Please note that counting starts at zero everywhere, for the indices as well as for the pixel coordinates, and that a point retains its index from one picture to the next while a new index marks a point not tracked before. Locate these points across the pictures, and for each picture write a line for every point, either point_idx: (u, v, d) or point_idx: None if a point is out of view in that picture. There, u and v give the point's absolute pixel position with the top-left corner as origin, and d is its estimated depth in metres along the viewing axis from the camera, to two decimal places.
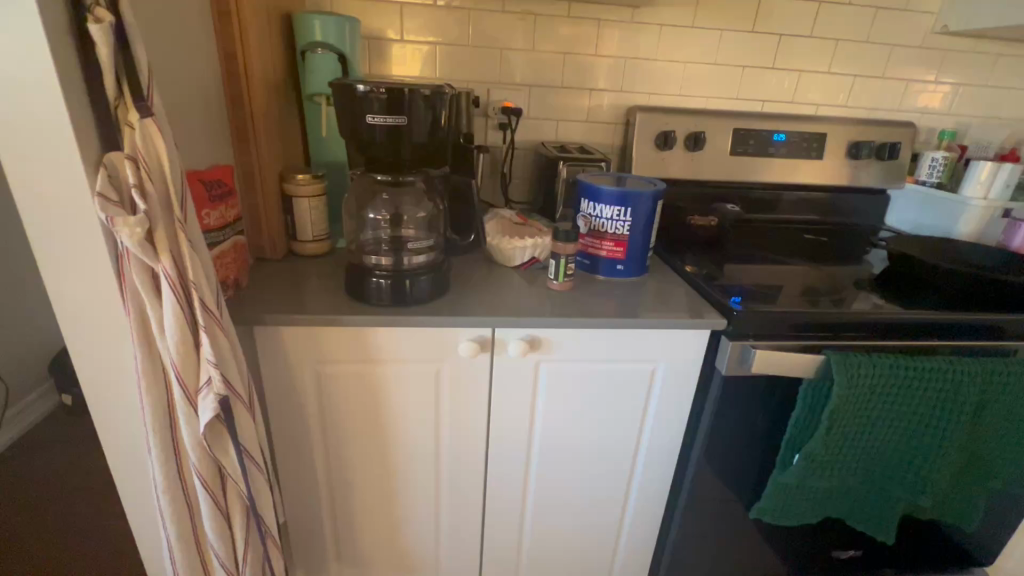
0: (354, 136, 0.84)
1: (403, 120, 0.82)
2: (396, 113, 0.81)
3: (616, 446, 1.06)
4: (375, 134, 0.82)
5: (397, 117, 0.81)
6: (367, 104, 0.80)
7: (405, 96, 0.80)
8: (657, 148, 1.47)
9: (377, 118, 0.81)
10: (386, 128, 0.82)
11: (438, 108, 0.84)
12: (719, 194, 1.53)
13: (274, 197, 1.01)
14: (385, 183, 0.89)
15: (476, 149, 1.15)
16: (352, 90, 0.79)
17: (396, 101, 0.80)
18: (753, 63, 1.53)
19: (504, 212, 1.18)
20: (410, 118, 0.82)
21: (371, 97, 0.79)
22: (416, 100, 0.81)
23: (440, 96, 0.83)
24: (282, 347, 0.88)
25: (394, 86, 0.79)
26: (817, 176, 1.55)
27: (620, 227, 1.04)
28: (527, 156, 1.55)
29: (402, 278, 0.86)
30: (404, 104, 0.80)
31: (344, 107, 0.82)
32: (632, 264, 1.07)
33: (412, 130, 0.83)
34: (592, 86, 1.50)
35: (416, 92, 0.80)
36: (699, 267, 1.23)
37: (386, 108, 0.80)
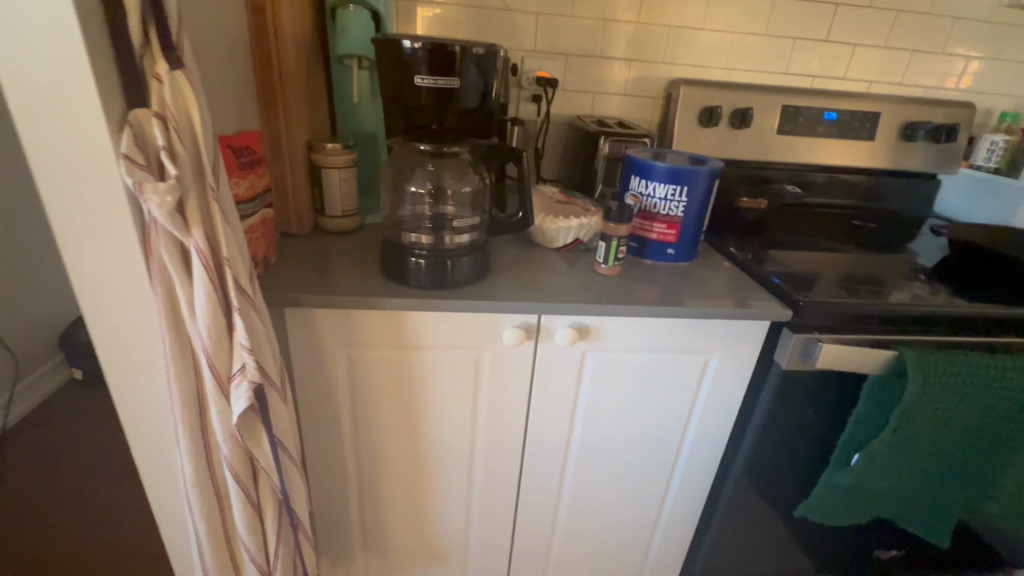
0: (398, 101, 0.76)
1: (455, 83, 0.74)
2: (445, 73, 0.73)
3: (659, 441, 1.01)
4: (423, 99, 0.75)
5: (447, 77, 0.73)
6: (413, 63, 0.72)
7: (457, 53, 0.72)
8: (699, 125, 1.39)
9: (427, 80, 0.73)
10: (434, 92, 0.74)
11: (491, 67, 0.76)
12: (764, 175, 1.44)
13: (302, 168, 0.94)
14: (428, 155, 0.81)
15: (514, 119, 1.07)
16: (398, 47, 0.72)
17: (445, 60, 0.72)
18: (804, 36, 1.43)
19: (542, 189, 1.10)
20: (463, 79, 0.74)
21: (418, 55, 0.71)
22: (469, 58, 0.73)
23: (494, 54, 0.75)
24: (314, 331, 0.82)
25: (444, 42, 0.71)
26: (866, 158, 1.47)
27: (673, 208, 0.96)
28: (561, 130, 1.46)
29: (443, 259, 0.80)
30: (455, 62, 0.72)
31: (388, 68, 0.74)
32: (683, 248, 0.99)
33: (464, 93, 0.75)
34: (633, 56, 1.40)
35: (469, 48, 0.72)
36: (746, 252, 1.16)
37: (436, 69, 0.72)
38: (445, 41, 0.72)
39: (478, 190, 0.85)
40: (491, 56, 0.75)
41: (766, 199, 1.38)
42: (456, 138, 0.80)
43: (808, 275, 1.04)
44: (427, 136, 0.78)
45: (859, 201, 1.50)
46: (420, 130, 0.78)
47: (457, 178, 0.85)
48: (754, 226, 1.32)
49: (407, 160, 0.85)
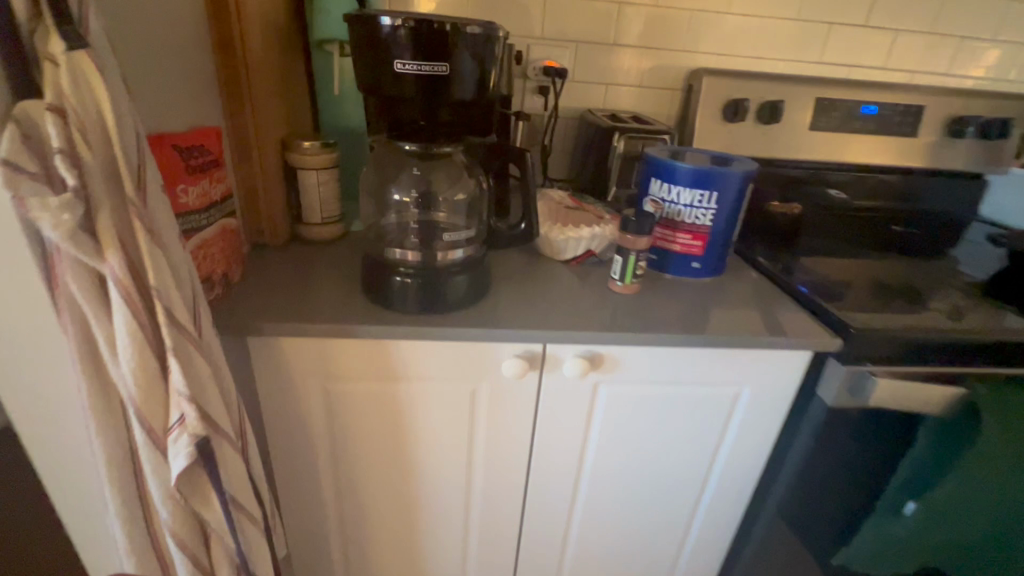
0: (377, 93, 0.64)
1: (445, 69, 0.61)
2: (433, 56, 0.60)
3: (681, 481, 0.89)
4: (406, 89, 0.62)
5: (434, 62, 0.60)
6: (394, 45, 0.59)
7: (448, 32, 0.59)
8: (723, 119, 1.26)
9: (410, 66, 0.60)
10: (419, 81, 0.61)
11: (489, 49, 0.63)
12: (796, 175, 1.31)
13: (275, 170, 0.82)
14: (415, 156, 0.69)
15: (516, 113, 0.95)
16: (375, 25, 0.59)
17: (433, 42, 0.59)
18: (841, 20, 1.29)
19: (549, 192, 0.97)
20: (454, 64, 0.61)
21: (399, 35, 0.59)
22: (462, 39, 0.60)
23: (493, 34, 0.62)
24: (284, 362, 0.70)
25: (430, 19, 0.58)
26: (908, 157, 1.33)
27: (700, 216, 0.83)
28: (570, 125, 1.33)
29: (432, 278, 0.68)
30: (445, 44, 0.60)
31: (364, 50, 0.62)
32: (709, 261, 0.87)
33: (456, 82, 0.62)
34: (650, 44, 1.27)
35: (461, 27, 0.59)
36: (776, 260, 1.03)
37: (422, 52, 0.60)
38: (432, 18, 0.59)
39: (474, 197, 0.73)
40: (489, 36, 0.62)
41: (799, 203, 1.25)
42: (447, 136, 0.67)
43: (836, 284, 0.92)
44: (412, 134, 0.66)
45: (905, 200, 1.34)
46: (403, 126, 0.66)
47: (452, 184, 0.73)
48: (785, 232, 1.19)
49: (391, 161, 0.72)
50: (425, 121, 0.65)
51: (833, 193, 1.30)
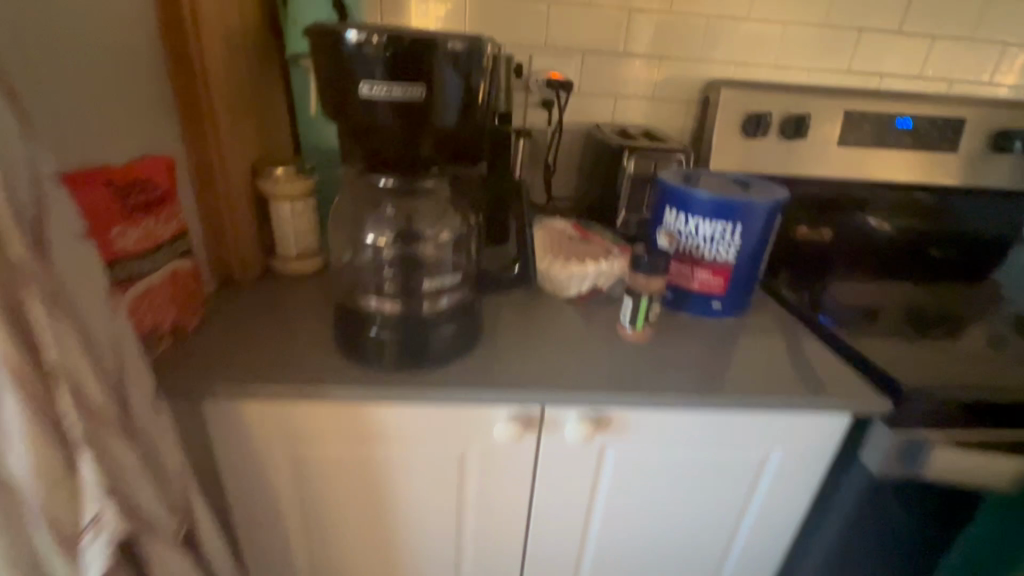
0: (344, 120, 0.55)
1: (420, 92, 0.52)
2: (406, 79, 0.51)
3: (700, 550, 0.78)
4: (375, 116, 0.53)
5: (408, 85, 0.51)
6: (359, 65, 0.50)
7: (423, 50, 0.50)
8: (742, 134, 1.15)
9: (378, 90, 0.51)
10: (391, 107, 0.52)
11: (476, 67, 0.54)
12: (822, 195, 1.20)
13: (244, 200, 0.73)
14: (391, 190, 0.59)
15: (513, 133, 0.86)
16: (337, 42, 0.50)
17: (407, 61, 0.50)
18: (872, 26, 1.18)
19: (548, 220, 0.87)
20: (433, 87, 0.52)
21: (365, 54, 0.50)
22: (441, 57, 0.51)
23: (480, 49, 0.53)
24: (242, 425, 0.61)
25: (402, 34, 0.49)
26: (946, 174, 1.22)
27: (721, 251, 0.73)
28: (575, 141, 1.23)
29: (414, 330, 0.59)
30: (420, 63, 0.51)
31: (326, 71, 0.53)
32: (732, 300, 0.76)
33: (436, 107, 0.53)
34: (661, 53, 1.18)
35: (439, 43, 0.50)
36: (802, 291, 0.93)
37: (392, 73, 0.51)
38: (404, 33, 0.50)
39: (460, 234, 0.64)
40: (474, 52, 0.52)
41: (829, 228, 1.14)
42: (428, 166, 0.59)
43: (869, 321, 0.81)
44: (388, 166, 0.58)
45: (944, 220, 1.22)
46: (376, 158, 0.57)
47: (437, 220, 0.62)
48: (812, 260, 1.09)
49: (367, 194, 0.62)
50: (401, 151, 0.57)
51: (870, 218, 1.19)
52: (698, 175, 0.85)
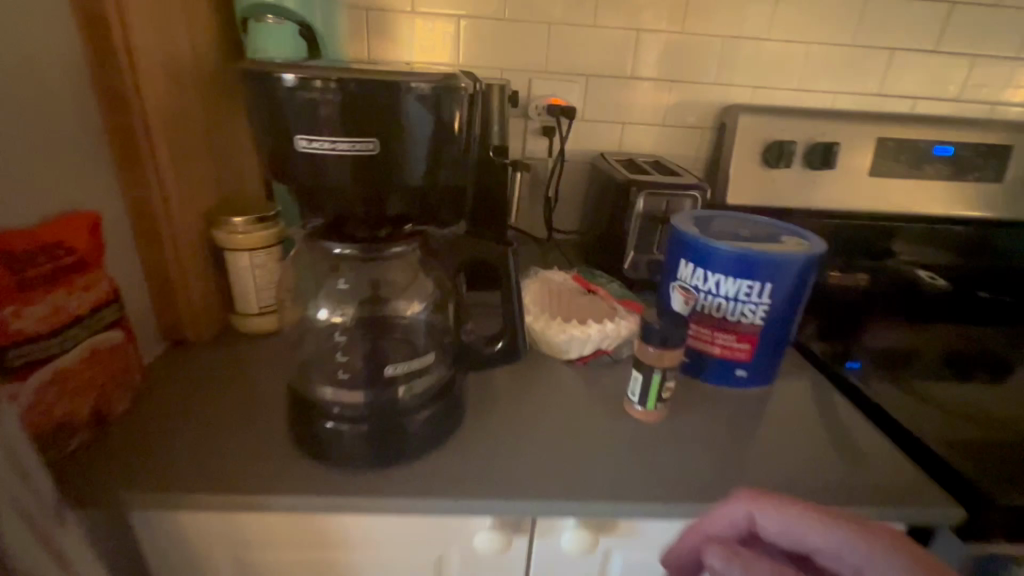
0: (285, 180, 0.45)
1: (376, 146, 0.42)
2: (360, 129, 0.41)
3: None
4: (321, 175, 0.43)
5: (361, 137, 0.42)
6: (300, 116, 0.41)
7: (379, 95, 0.41)
8: (763, 164, 1.05)
9: (324, 145, 0.42)
10: (340, 164, 0.42)
11: (448, 112, 0.44)
12: (854, 231, 1.08)
13: (197, 252, 0.64)
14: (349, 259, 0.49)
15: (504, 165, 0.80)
16: (274, 87, 0.41)
17: (358, 108, 0.41)
18: (905, 46, 1.08)
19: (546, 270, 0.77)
20: (393, 138, 0.42)
21: (307, 102, 0.41)
22: (403, 102, 0.41)
23: (452, 92, 0.43)
24: (174, 535, 0.51)
25: (352, 78, 0.40)
26: (991, 205, 1.10)
27: (749, 313, 0.62)
28: (579, 171, 1.14)
29: (378, 426, 0.49)
30: (377, 110, 0.41)
31: (261, 123, 0.43)
32: (761, 368, 0.65)
33: (398, 162, 0.43)
34: (672, 76, 1.08)
35: (399, 85, 0.41)
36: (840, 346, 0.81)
37: (341, 123, 0.41)
38: (355, 75, 0.40)
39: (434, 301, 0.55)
40: (446, 95, 0.43)
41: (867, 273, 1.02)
42: (391, 231, 0.48)
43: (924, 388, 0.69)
44: (344, 232, 0.47)
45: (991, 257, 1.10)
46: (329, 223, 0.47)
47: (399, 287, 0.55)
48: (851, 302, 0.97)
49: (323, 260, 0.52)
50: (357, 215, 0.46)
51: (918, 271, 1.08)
52: (720, 214, 0.73)
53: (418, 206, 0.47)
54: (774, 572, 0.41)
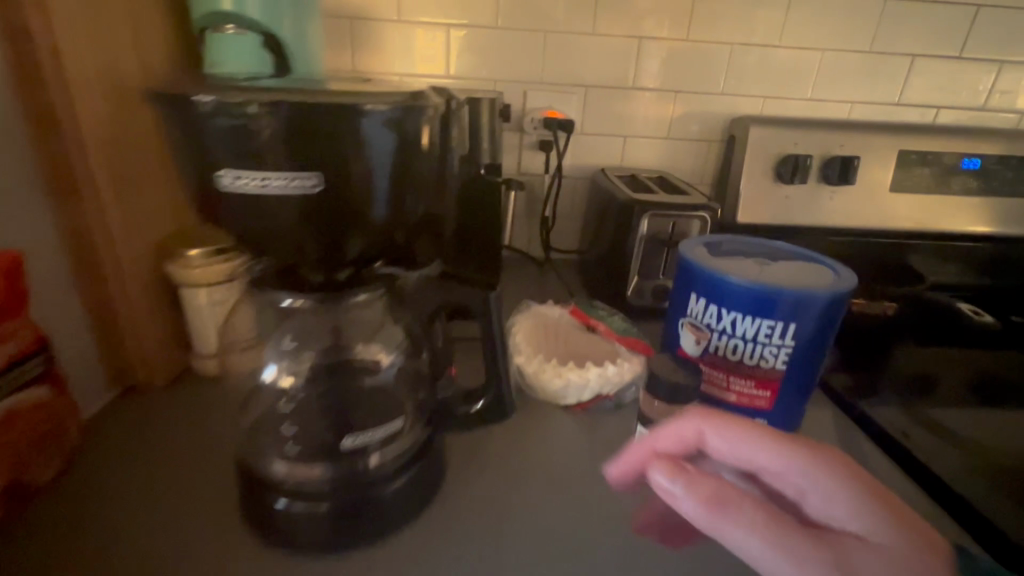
0: (217, 222, 0.37)
1: (323, 182, 0.35)
2: (304, 162, 0.34)
3: None
4: (260, 217, 0.36)
5: (306, 171, 0.34)
6: (230, 147, 0.34)
7: (325, 121, 0.33)
8: (776, 179, 0.98)
9: (260, 183, 0.34)
10: (280, 202, 0.35)
11: (412, 138, 0.37)
12: (874, 251, 1.01)
13: (147, 289, 0.57)
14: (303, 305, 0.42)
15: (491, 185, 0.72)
16: (194, 112, 0.33)
17: (305, 136, 0.34)
18: (927, 52, 1.01)
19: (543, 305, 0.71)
20: (345, 171, 0.35)
21: (237, 131, 0.33)
22: (354, 129, 0.34)
23: (415, 114, 0.36)
24: None
25: (290, 100, 0.33)
26: (1022, 222, 1.02)
27: (770, 357, 0.55)
28: (578, 187, 1.07)
29: (338, 510, 0.41)
30: (323, 139, 0.34)
31: (185, 154, 0.36)
32: (782, 418, 0.58)
33: (353, 199, 0.36)
34: (677, 86, 1.01)
35: (349, 108, 0.33)
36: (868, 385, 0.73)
37: (281, 155, 0.34)
38: (293, 97, 0.33)
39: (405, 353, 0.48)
40: (407, 118, 0.36)
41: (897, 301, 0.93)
42: (351, 270, 0.41)
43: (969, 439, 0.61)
44: (295, 276, 0.40)
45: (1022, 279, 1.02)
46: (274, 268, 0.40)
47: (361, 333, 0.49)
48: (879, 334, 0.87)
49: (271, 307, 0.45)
50: (308, 259, 0.39)
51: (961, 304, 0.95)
52: (734, 238, 0.66)
53: (381, 245, 0.40)
54: (719, 484, 0.36)
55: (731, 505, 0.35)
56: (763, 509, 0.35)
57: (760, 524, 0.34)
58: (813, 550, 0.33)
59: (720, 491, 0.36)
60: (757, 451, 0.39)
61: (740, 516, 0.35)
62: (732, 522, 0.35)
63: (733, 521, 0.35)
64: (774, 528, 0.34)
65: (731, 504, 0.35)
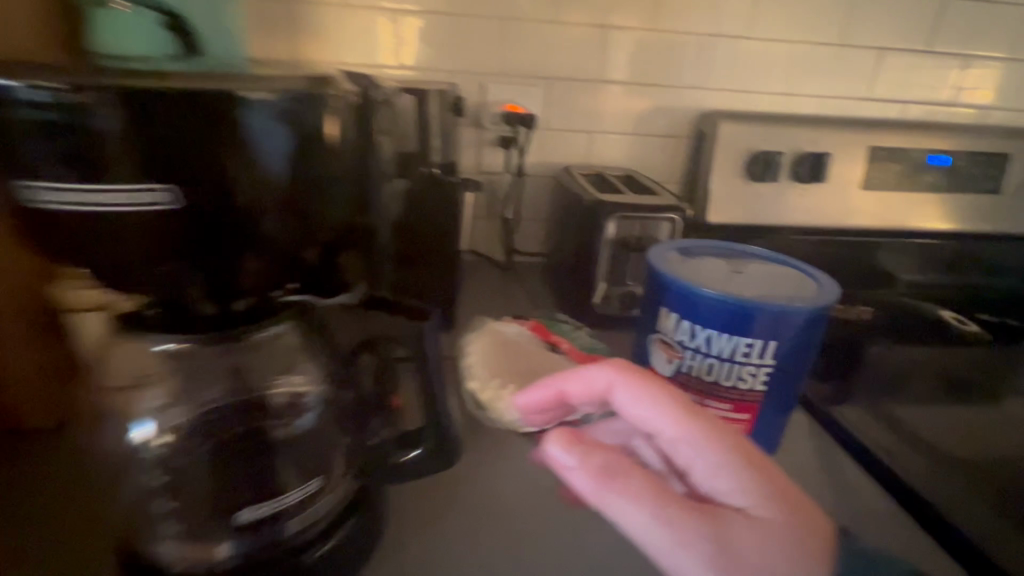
0: (59, 248, 0.31)
1: (177, 199, 0.30)
2: (171, 161, 0.29)
3: None
4: (103, 235, 0.30)
5: (173, 172, 0.29)
6: (58, 156, 0.28)
7: (194, 110, 0.28)
8: (747, 177, 0.94)
9: (88, 196, 0.29)
10: (129, 220, 0.29)
11: (312, 131, 0.32)
12: (847, 251, 0.98)
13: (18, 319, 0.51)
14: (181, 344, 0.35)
15: (436, 178, 0.66)
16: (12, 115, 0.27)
17: (165, 134, 0.28)
18: (895, 46, 0.99)
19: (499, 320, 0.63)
20: (227, 170, 0.30)
21: (65, 125, 0.27)
22: (233, 118, 0.29)
23: (314, 101, 0.31)
24: None
25: (145, 85, 0.28)
26: (990, 220, 1.01)
27: (748, 375, 0.49)
28: (543, 187, 1.00)
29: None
30: (193, 132, 0.29)
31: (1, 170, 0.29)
32: (762, 442, 0.53)
33: (239, 203, 0.31)
34: (644, 79, 0.96)
35: (224, 93, 0.28)
36: (847, 398, 0.70)
37: (127, 159, 0.28)
38: (152, 82, 0.28)
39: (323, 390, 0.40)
40: (303, 106, 0.31)
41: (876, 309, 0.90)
42: (253, 300, 0.35)
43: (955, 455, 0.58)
44: (179, 308, 0.34)
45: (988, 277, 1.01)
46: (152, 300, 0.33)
47: (279, 362, 0.39)
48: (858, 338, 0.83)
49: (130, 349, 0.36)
50: (190, 284, 0.32)
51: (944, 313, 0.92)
52: (710, 245, 0.60)
53: (286, 262, 0.34)
54: (611, 459, 0.33)
55: (620, 477, 0.32)
56: (652, 483, 0.32)
57: (649, 498, 0.31)
58: (700, 525, 0.31)
59: (610, 463, 0.33)
60: (657, 415, 0.35)
61: (627, 490, 0.32)
62: (619, 495, 0.31)
63: (621, 493, 0.32)
64: (664, 503, 0.31)
65: (622, 476, 0.32)
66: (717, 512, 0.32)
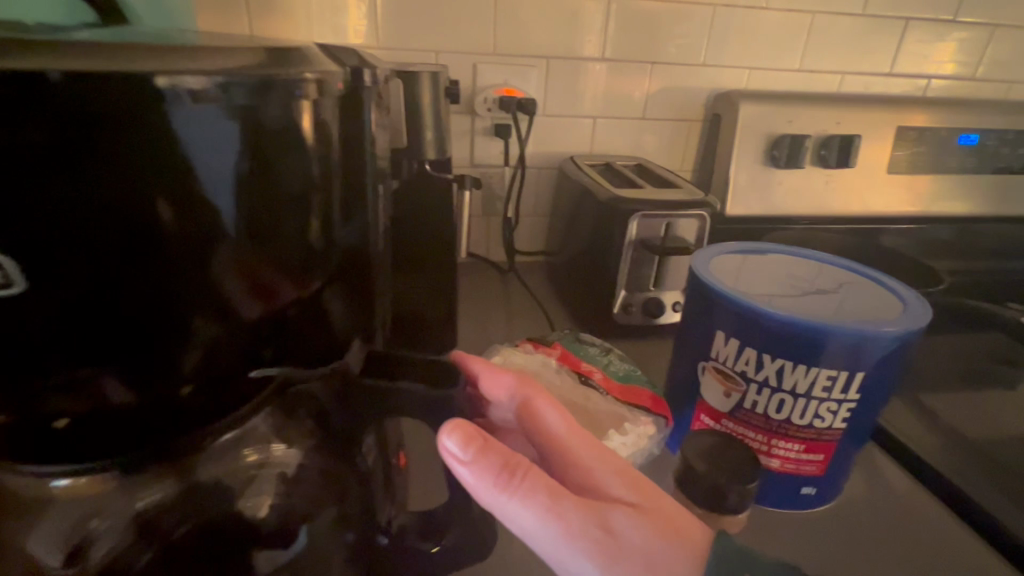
0: None
1: (10, 282, 0.21)
2: (57, 184, 0.21)
3: None
4: None
5: (58, 203, 0.21)
6: None
7: (77, 112, 0.20)
8: (768, 163, 0.86)
9: None
10: None
11: (278, 130, 0.24)
12: (873, 239, 0.91)
13: None
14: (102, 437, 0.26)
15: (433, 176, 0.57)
16: None
17: (49, 142, 0.20)
18: (922, 15, 0.91)
19: (515, 348, 0.54)
20: (150, 192, 0.22)
21: None
22: (154, 113, 0.21)
23: (279, 90, 0.23)
24: None
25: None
26: (1019, 201, 0.95)
27: (827, 410, 0.41)
28: (545, 179, 0.90)
29: None
30: (86, 142, 0.20)
31: None
32: (835, 481, 0.45)
33: (172, 234, 0.23)
34: (654, 56, 0.86)
35: (137, 76, 0.20)
36: (926, 397, 0.60)
37: None
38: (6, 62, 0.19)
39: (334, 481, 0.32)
40: (263, 97, 0.23)
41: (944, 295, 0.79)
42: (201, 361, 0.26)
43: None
44: (81, 390, 0.24)
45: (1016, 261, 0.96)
46: (46, 394, 0.24)
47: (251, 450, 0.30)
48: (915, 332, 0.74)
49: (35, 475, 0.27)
50: (104, 361, 0.24)
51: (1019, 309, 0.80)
52: (767, 250, 0.52)
53: (243, 313, 0.27)
54: (512, 453, 0.31)
55: (515, 474, 0.30)
56: (548, 482, 0.30)
57: (542, 496, 0.30)
58: (589, 521, 0.30)
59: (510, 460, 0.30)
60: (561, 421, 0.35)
61: (521, 488, 0.30)
62: (513, 495, 0.29)
63: (516, 492, 0.29)
64: (558, 500, 0.30)
65: (518, 472, 0.30)
66: (603, 506, 0.31)
